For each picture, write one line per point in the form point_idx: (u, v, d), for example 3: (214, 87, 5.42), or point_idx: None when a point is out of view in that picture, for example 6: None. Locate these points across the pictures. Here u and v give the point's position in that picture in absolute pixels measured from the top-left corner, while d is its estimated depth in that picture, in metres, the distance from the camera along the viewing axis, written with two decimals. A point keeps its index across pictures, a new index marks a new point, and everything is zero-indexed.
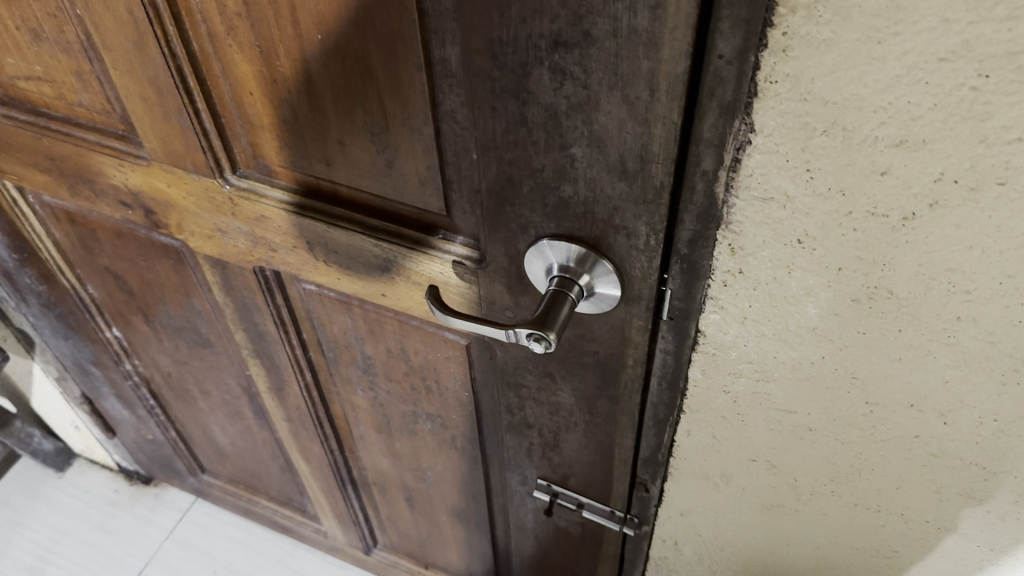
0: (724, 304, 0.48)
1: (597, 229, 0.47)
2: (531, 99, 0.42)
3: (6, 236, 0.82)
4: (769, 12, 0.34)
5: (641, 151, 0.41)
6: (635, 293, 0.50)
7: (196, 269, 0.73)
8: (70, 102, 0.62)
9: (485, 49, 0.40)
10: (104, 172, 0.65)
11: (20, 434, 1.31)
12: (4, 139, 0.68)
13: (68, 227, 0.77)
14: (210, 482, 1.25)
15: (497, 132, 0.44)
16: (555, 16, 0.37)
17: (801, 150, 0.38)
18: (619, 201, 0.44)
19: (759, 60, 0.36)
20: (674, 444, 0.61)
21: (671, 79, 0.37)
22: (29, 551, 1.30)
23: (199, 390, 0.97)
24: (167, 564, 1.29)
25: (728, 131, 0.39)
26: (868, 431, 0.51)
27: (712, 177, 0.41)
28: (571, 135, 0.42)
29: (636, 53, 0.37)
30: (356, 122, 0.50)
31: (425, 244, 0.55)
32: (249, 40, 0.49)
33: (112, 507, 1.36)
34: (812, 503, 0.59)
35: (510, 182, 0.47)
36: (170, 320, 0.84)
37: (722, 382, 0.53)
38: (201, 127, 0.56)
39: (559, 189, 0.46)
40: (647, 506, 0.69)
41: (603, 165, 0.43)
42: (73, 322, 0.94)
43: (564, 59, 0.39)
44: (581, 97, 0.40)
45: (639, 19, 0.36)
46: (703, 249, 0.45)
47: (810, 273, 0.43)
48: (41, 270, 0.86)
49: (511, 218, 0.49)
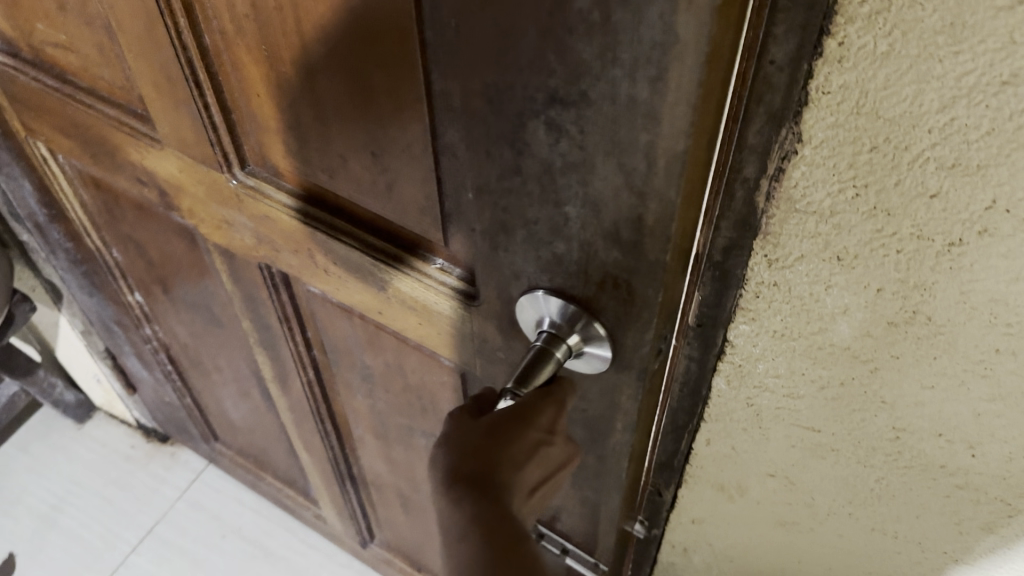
0: (756, 316, 0.47)
1: (589, 290, 0.46)
2: (527, 151, 0.41)
3: (37, 191, 0.85)
4: (826, 20, 0.33)
5: (635, 221, 0.41)
6: (627, 360, 0.50)
7: (208, 253, 0.74)
8: (93, 74, 0.64)
9: (482, 93, 0.40)
10: (123, 148, 0.68)
11: (43, 384, 1.30)
12: (34, 101, 0.71)
13: (94, 190, 0.80)
14: (222, 451, 1.26)
15: (490, 177, 0.44)
16: (552, 71, 0.37)
17: (849, 165, 0.37)
18: (613, 269, 0.44)
19: (813, 68, 0.34)
20: (692, 452, 0.60)
21: (673, 154, 0.37)
22: (44, 499, 1.32)
23: (213, 364, 0.97)
24: (178, 523, 1.30)
25: (775, 138, 0.38)
26: (892, 456, 0.50)
27: (753, 186, 0.40)
28: (566, 194, 0.42)
29: (636, 124, 0.36)
30: (358, 139, 0.50)
31: (422, 271, 0.55)
32: (257, 43, 0.49)
33: (128, 463, 1.38)
34: (828, 523, 0.58)
35: (504, 229, 0.47)
36: (186, 296, 0.85)
37: (747, 394, 0.52)
38: (210, 120, 0.57)
39: (552, 246, 0.45)
40: (657, 511, 0.67)
41: (598, 230, 0.43)
42: (99, 280, 0.96)
43: (561, 116, 0.38)
44: (577, 156, 0.40)
45: (640, 90, 0.35)
46: (737, 257, 0.44)
47: (847, 291, 0.42)
48: (68, 228, 0.89)
49: (505, 263, 0.49)
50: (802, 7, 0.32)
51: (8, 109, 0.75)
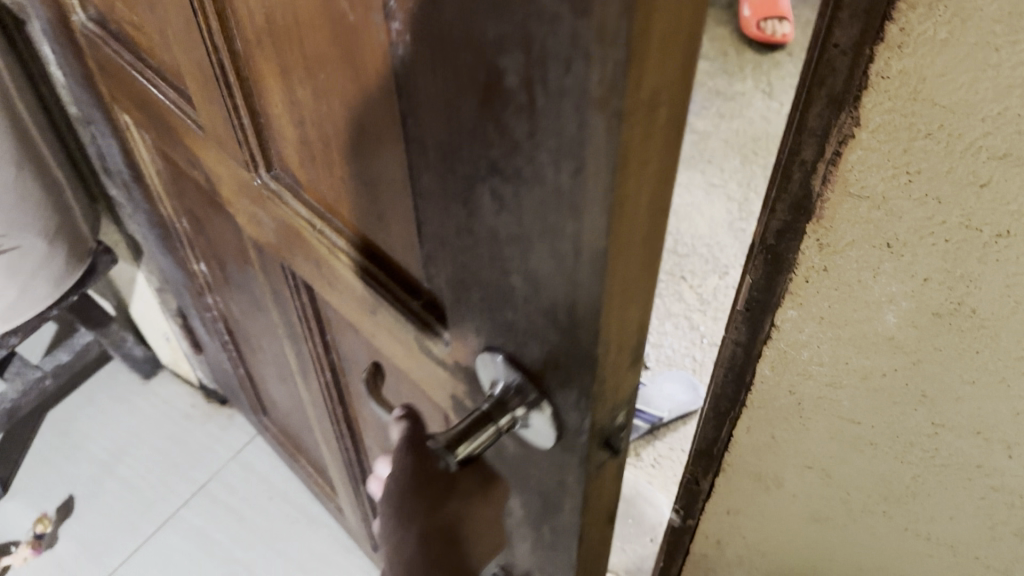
0: (804, 302, 0.48)
1: (536, 365, 0.40)
2: (476, 214, 0.36)
3: (124, 151, 0.91)
4: (890, 7, 0.34)
5: (570, 306, 0.35)
6: (571, 448, 0.43)
7: (247, 241, 0.76)
8: (159, 57, 0.67)
9: (437, 149, 0.35)
10: (180, 130, 0.71)
11: (115, 337, 1.38)
12: (116, 73, 0.75)
13: (164, 163, 0.84)
14: (268, 425, 1.30)
15: (449, 232, 0.39)
16: (489, 142, 0.32)
17: (903, 151, 0.38)
18: (554, 351, 0.38)
19: (874, 53, 0.36)
20: (732, 440, 0.61)
21: (595, 255, 0.31)
22: (106, 448, 1.40)
23: (258, 343, 1.01)
24: (228, 482, 1.36)
25: (834, 123, 0.39)
26: (929, 453, 0.51)
27: (810, 168, 0.42)
28: (511, 265, 0.37)
29: (563, 208, 0.31)
30: (355, 168, 0.47)
31: (405, 302, 0.51)
32: (271, 56, 0.48)
33: (187, 420, 1.44)
34: (861, 520, 0.59)
35: (462, 285, 0.42)
36: (236, 277, 0.89)
37: (790, 382, 0.54)
38: (240, 124, 0.57)
39: (503, 312, 0.40)
40: (694, 500, 0.69)
41: (538, 307, 0.37)
42: (170, 245, 1.01)
43: (501, 187, 0.34)
44: (516, 229, 0.35)
45: (562, 175, 0.30)
46: (790, 242, 0.46)
47: (895, 280, 0.43)
48: (147, 192, 0.95)
49: (462, 316, 0.44)
50: None
51: (99, 76, 0.81)
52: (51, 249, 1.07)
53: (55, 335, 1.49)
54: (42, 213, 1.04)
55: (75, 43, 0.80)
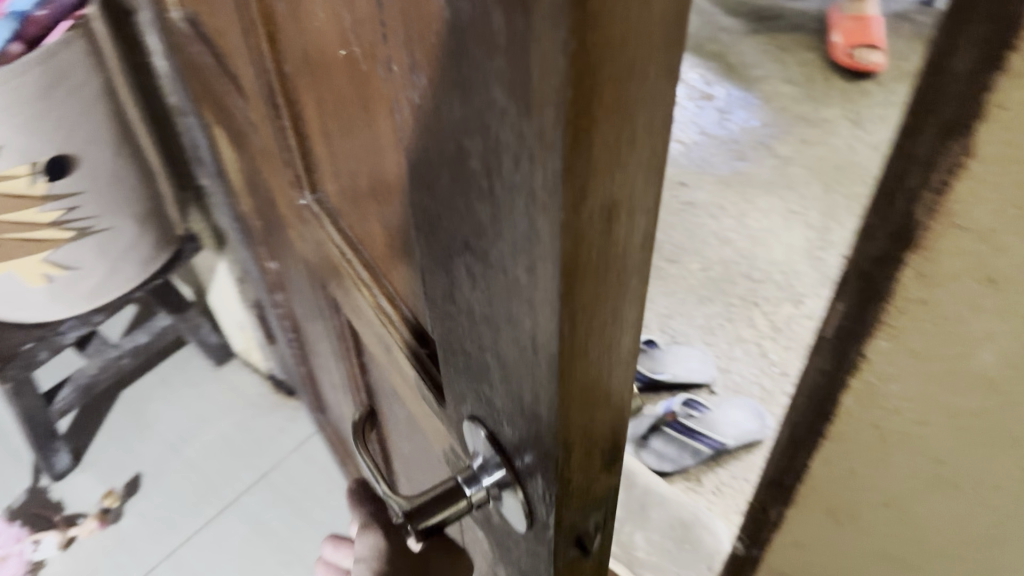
0: (898, 334, 0.46)
1: (511, 446, 0.38)
2: (455, 286, 0.34)
3: (212, 144, 0.94)
4: (1010, 37, 0.32)
5: (532, 399, 0.33)
6: (542, 533, 0.41)
7: (299, 257, 0.78)
8: (229, 69, 0.68)
9: (423, 213, 0.33)
10: (252, 136, 0.72)
11: (193, 321, 1.42)
12: (205, 72, 0.77)
13: (240, 163, 0.85)
14: (325, 425, 1.32)
15: (437, 294, 0.37)
16: (462, 222, 0.30)
17: (1015, 185, 0.37)
18: (522, 438, 0.36)
19: (989, 83, 0.34)
20: (806, 471, 0.59)
21: (549, 357, 0.29)
22: (173, 429, 1.43)
23: (314, 350, 1.02)
24: (290, 473, 1.39)
25: (942, 152, 0.38)
26: (1015, 501, 0.49)
27: (915, 197, 0.40)
28: (484, 343, 0.34)
29: (522, 304, 0.29)
30: (370, 208, 0.48)
31: (415, 352, 0.52)
32: (308, 88, 0.49)
33: (255, 408, 1.47)
34: (937, 564, 0.58)
35: (450, 349, 0.39)
36: (296, 284, 0.90)
37: (874, 416, 0.52)
38: (291, 143, 0.59)
39: (484, 387, 0.37)
40: (761, 528, 0.67)
41: (507, 390, 0.35)
42: (249, 238, 1.03)
43: (472, 268, 0.31)
44: (487, 311, 0.32)
45: (519, 273, 0.28)
46: (887, 271, 0.44)
47: (997, 316, 0.42)
48: (230, 186, 0.97)
49: (451, 379, 0.42)
50: (990, 21, 0.32)
51: (191, 72, 0.83)
52: (141, 233, 1.18)
53: (136, 316, 1.54)
54: (135, 198, 1.15)
55: (174, 37, 0.82)
